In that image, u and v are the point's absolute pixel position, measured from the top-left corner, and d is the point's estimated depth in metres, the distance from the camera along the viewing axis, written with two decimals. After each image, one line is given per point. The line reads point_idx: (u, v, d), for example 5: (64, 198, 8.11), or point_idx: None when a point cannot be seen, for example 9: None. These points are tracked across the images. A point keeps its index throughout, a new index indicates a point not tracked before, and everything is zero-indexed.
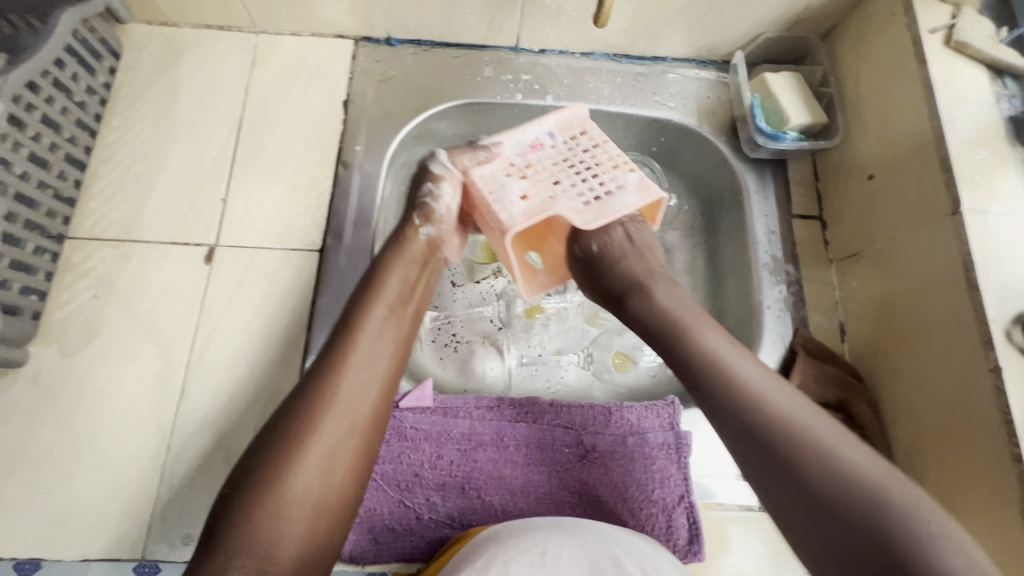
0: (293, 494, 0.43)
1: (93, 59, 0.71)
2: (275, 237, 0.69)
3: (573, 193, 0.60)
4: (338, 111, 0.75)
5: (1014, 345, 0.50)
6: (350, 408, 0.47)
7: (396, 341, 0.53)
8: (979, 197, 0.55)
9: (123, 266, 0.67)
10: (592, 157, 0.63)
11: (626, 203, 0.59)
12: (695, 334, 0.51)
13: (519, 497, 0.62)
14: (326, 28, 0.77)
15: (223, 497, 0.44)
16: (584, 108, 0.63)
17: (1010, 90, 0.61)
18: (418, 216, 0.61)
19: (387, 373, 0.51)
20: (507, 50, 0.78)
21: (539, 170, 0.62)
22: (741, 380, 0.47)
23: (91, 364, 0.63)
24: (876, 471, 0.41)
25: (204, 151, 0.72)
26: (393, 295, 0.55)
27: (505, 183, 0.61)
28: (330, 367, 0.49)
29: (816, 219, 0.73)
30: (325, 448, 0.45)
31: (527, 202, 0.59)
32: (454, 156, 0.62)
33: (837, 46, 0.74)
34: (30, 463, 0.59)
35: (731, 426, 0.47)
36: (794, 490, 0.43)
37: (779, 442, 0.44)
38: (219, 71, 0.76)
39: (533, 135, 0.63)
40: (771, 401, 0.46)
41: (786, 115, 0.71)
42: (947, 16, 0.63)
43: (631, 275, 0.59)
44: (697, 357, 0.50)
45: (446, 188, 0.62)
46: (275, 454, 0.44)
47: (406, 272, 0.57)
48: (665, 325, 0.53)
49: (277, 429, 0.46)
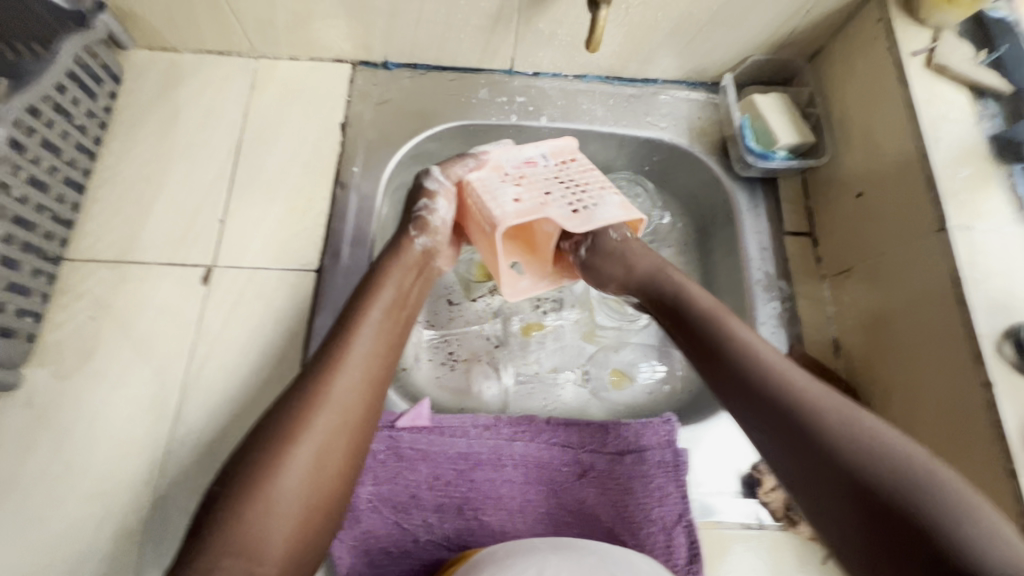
0: (282, 493, 0.43)
1: (95, 84, 0.72)
2: (272, 258, 0.69)
3: (562, 202, 0.61)
4: (335, 133, 0.76)
5: (1005, 359, 0.51)
6: (343, 405, 0.48)
7: (388, 345, 0.54)
8: (965, 215, 0.56)
9: (120, 287, 0.67)
10: (581, 177, 0.64)
11: (612, 214, 0.60)
12: (721, 321, 0.54)
13: (517, 518, 0.61)
14: (324, 53, 0.78)
15: (211, 494, 0.43)
16: (574, 139, 0.67)
17: (990, 110, 0.62)
18: (414, 228, 0.63)
19: (380, 372, 0.52)
20: (502, 73, 0.80)
21: (531, 181, 0.63)
22: (756, 357, 0.50)
23: (85, 386, 0.63)
24: (911, 450, 0.41)
25: (203, 173, 0.73)
26: (389, 298, 0.56)
27: (501, 185, 0.63)
28: (324, 366, 0.49)
29: (808, 235, 0.75)
30: (314, 444, 0.45)
31: (519, 203, 0.60)
32: (447, 170, 0.64)
33: (822, 67, 0.76)
34: (20, 488, 0.58)
35: (756, 404, 0.48)
36: (809, 455, 0.43)
37: (807, 418, 0.45)
38: (220, 95, 0.77)
39: (528, 154, 0.66)
40: (799, 381, 0.47)
41: (775, 135, 0.72)
42: (927, 39, 0.65)
43: (644, 280, 0.62)
44: (724, 341, 0.52)
45: (441, 203, 0.63)
46: (264, 452, 0.44)
47: (401, 279, 0.59)
48: (686, 308, 0.57)
49: (268, 428, 0.45)
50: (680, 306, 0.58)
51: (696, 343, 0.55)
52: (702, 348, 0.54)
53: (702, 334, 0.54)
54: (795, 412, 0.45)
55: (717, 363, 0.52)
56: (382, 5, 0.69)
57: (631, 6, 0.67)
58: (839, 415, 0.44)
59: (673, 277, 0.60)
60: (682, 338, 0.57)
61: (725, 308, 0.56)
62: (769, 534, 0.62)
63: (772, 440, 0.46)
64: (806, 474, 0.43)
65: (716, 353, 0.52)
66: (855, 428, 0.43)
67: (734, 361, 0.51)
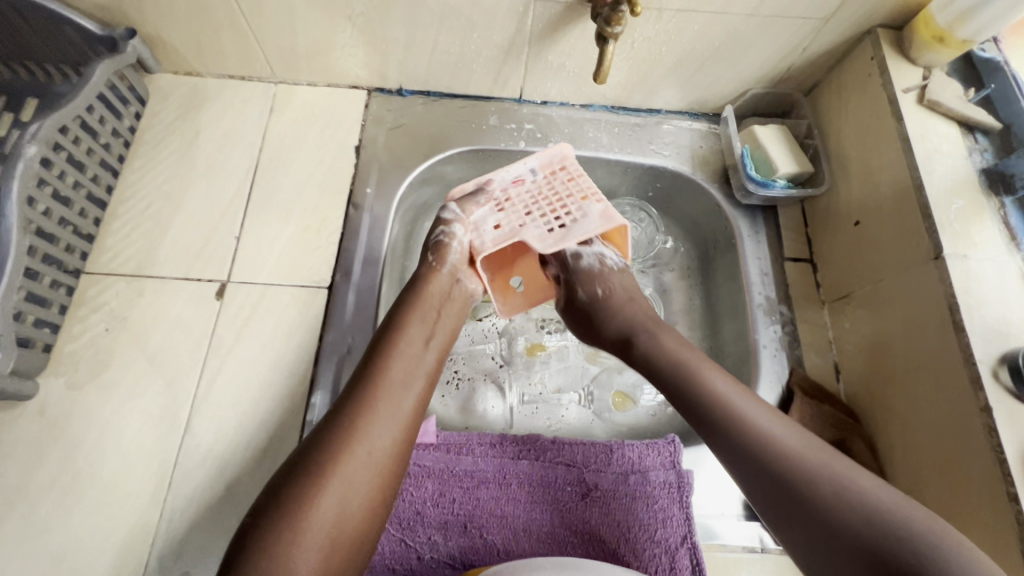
0: (314, 525, 0.43)
1: (121, 105, 0.75)
2: (285, 275, 0.71)
3: (541, 222, 0.65)
4: (350, 156, 0.79)
5: (1002, 385, 0.52)
6: (367, 476, 0.47)
7: (421, 381, 0.54)
8: (960, 244, 0.58)
9: (136, 300, 0.69)
10: (566, 189, 0.67)
11: (590, 226, 0.63)
12: (700, 379, 0.54)
13: (521, 537, 0.61)
14: (342, 79, 0.81)
15: (244, 526, 0.44)
16: (565, 147, 0.69)
17: (981, 144, 0.65)
18: (434, 254, 0.64)
19: (413, 410, 0.52)
20: (511, 101, 0.83)
21: (515, 204, 0.67)
22: (748, 419, 0.49)
23: (97, 397, 0.64)
24: (917, 517, 0.41)
25: (221, 191, 0.76)
26: (418, 333, 0.57)
27: (479, 208, 0.67)
28: (359, 398, 0.50)
29: (807, 261, 0.77)
30: (331, 516, 0.44)
31: (499, 230, 0.66)
32: (465, 205, 0.66)
33: (820, 101, 0.79)
34: (28, 498, 0.59)
35: (744, 467, 0.48)
36: (814, 526, 0.44)
37: (807, 486, 0.45)
38: (239, 118, 0.80)
39: (517, 172, 0.69)
40: (798, 449, 0.47)
41: (774, 164, 0.75)
42: (919, 77, 0.68)
43: (632, 327, 0.62)
44: (706, 400, 0.52)
45: (458, 229, 0.65)
46: (299, 485, 0.44)
47: (427, 311, 0.60)
48: (674, 367, 0.56)
49: (304, 462, 0.46)
50: (667, 364, 0.57)
51: (680, 403, 0.54)
52: (686, 408, 0.53)
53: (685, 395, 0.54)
54: (795, 479, 0.45)
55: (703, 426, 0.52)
56: (399, 37, 0.73)
57: (637, 39, 0.70)
58: (834, 479, 0.44)
59: (656, 329, 0.61)
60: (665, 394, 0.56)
61: (704, 361, 0.56)
62: (772, 557, 0.62)
63: (776, 510, 0.46)
64: (804, 542, 0.44)
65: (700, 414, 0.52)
66: (854, 495, 0.43)
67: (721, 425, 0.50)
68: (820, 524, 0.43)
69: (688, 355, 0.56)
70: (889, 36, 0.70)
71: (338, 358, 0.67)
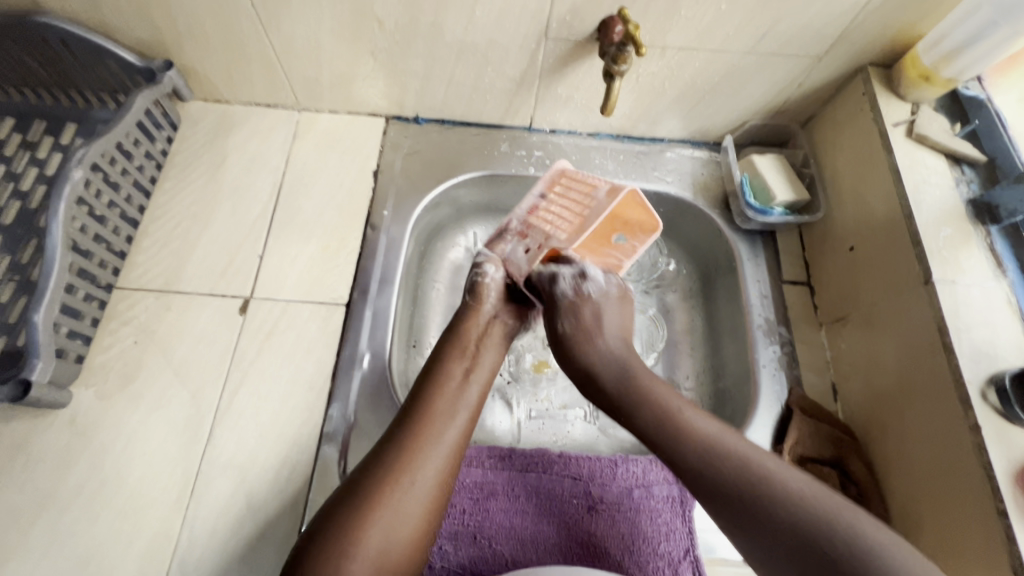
0: (366, 549, 0.47)
1: (155, 130, 0.80)
2: (305, 292, 0.75)
3: (560, 228, 0.71)
4: (368, 179, 0.83)
5: (990, 405, 0.54)
6: (412, 505, 0.50)
7: (468, 417, 0.58)
8: (948, 270, 0.61)
9: (164, 314, 0.72)
10: (573, 195, 0.72)
11: (599, 211, 0.68)
12: (643, 388, 0.56)
13: (529, 547, 0.63)
14: (362, 107, 0.86)
15: (299, 546, 0.48)
16: (560, 164, 0.75)
17: (968, 176, 0.69)
18: (471, 296, 0.69)
19: (457, 443, 0.56)
20: (522, 129, 0.87)
21: (539, 226, 0.73)
22: (680, 419, 0.52)
23: (124, 407, 0.67)
24: (818, 496, 0.45)
25: (246, 212, 0.80)
26: (459, 371, 0.61)
27: (507, 246, 0.73)
28: (406, 433, 0.54)
29: (805, 284, 0.80)
30: (377, 542, 0.48)
31: (529, 253, 0.72)
32: (493, 247, 0.74)
33: (815, 132, 0.83)
34: (57, 503, 0.62)
35: (680, 467, 0.51)
36: (736, 510, 0.46)
37: (730, 469, 0.48)
38: (265, 143, 0.85)
39: (529, 203, 0.75)
40: (722, 441, 0.50)
41: (772, 193, 0.78)
42: (908, 112, 0.72)
43: (578, 358, 0.61)
44: (684, 437, 0.51)
45: (490, 266, 0.70)
46: (351, 511, 0.49)
47: (464, 351, 0.63)
48: (616, 385, 0.58)
49: (356, 490, 0.50)
50: (610, 383, 0.58)
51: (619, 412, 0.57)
52: (639, 426, 0.54)
53: (656, 437, 0.53)
54: (717, 471, 0.48)
55: (668, 456, 0.52)
56: (417, 70, 0.77)
57: (641, 74, 0.75)
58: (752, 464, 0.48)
59: (603, 357, 0.60)
60: (634, 433, 0.55)
61: (653, 379, 0.57)
62: None
63: (706, 497, 0.49)
64: (726, 517, 0.47)
65: (679, 452, 0.51)
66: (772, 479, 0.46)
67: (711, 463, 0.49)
68: (739, 502, 0.46)
69: (632, 370, 0.58)
70: (879, 73, 0.74)
71: (354, 372, 0.70)
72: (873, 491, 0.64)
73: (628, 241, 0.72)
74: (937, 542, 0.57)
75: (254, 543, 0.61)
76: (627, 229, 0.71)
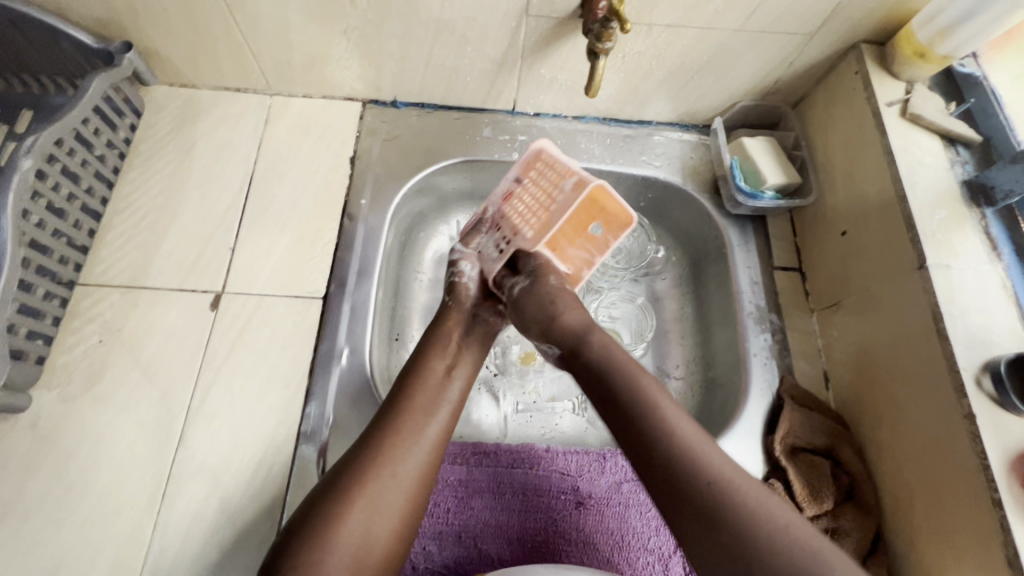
0: (343, 544, 0.45)
1: (117, 118, 0.75)
2: (279, 285, 0.72)
3: (527, 224, 0.67)
4: (345, 167, 0.80)
5: (985, 392, 0.53)
6: (391, 501, 0.48)
7: (451, 411, 0.56)
8: (943, 254, 0.59)
9: (130, 311, 0.69)
10: (544, 183, 0.67)
11: (566, 206, 0.64)
12: (634, 379, 0.53)
13: (515, 545, 0.62)
14: (337, 91, 0.82)
15: (279, 544, 0.46)
16: (537, 143, 0.67)
17: (963, 157, 0.67)
18: (451, 296, 0.66)
19: (439, 437, 0.54)
20: (505, 113, 0.84)
21: (509, 218, 0.69)
22: (663, 418, 0.50)
23: (89, 408, 0.64)
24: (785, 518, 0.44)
25: (216, 203, 0.76)
26: (442, 364, 0.59)
27: (482, 240, 0.70)
28: (385, 426, 0.52)
29: (797, 270, 0.78)
30: (354, 539, 0.46)
31: (499, 250, 0.68)
32: (468, 241, 0.70)
33: (807, 114, 0.81)
34: (20, 511, 0.59)
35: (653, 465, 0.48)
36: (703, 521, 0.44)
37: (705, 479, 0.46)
38: (234, 129, 0.81)
39: (503, 187, 0.70)
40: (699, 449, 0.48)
41: (763, 176, 0.76)
42: (902, 91, 0.69)
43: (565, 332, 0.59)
44: (665, 438, 0.48)
45: (466, 264, 0.68)
46: (329, 506, 0.46)
47: (447, 346, 0.61)
48: (604, 370, 0.54)
49: (333, 485, 0.48)
50: (598, 366, 0.55)
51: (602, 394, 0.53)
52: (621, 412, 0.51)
53: (639, 428, 0.50)
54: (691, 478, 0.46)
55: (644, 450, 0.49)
56: (392, 50, 0.73)
57: (627, 53, 0.72)
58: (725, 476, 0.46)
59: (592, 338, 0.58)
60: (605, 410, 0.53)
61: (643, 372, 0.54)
62: None
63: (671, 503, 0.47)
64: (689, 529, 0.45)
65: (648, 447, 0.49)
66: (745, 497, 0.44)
67: (670, 464, 0.47)
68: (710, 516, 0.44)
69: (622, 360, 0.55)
70: (873, 51, 0.72)
71: (332, 368, 0.67)
72: (865, 480, 0.63)
73: (603, 232, 0.66)
74: (931, 533, 0.56)
75: (228, 547, 0.58)
76: (604, 218, 0.65)
